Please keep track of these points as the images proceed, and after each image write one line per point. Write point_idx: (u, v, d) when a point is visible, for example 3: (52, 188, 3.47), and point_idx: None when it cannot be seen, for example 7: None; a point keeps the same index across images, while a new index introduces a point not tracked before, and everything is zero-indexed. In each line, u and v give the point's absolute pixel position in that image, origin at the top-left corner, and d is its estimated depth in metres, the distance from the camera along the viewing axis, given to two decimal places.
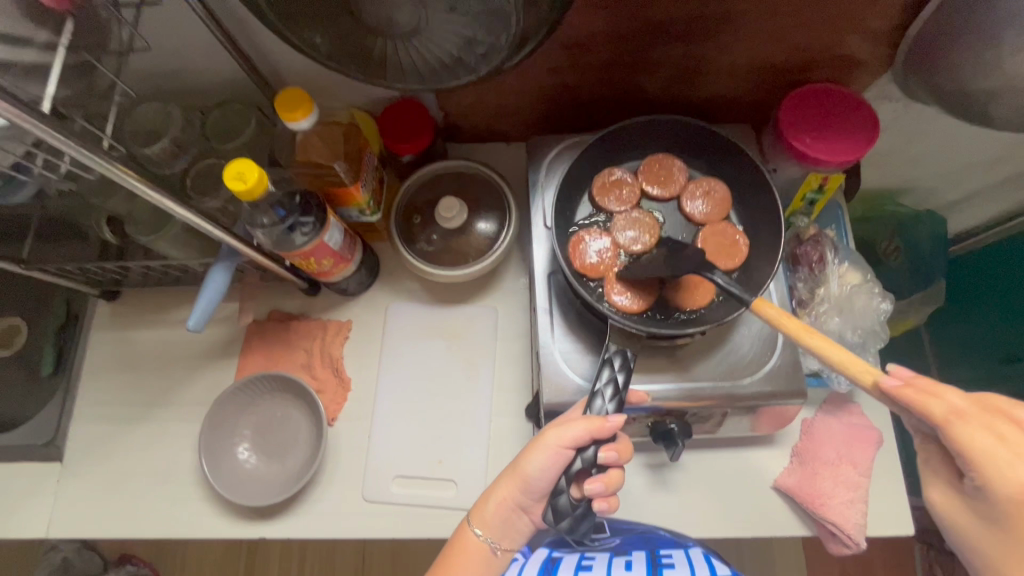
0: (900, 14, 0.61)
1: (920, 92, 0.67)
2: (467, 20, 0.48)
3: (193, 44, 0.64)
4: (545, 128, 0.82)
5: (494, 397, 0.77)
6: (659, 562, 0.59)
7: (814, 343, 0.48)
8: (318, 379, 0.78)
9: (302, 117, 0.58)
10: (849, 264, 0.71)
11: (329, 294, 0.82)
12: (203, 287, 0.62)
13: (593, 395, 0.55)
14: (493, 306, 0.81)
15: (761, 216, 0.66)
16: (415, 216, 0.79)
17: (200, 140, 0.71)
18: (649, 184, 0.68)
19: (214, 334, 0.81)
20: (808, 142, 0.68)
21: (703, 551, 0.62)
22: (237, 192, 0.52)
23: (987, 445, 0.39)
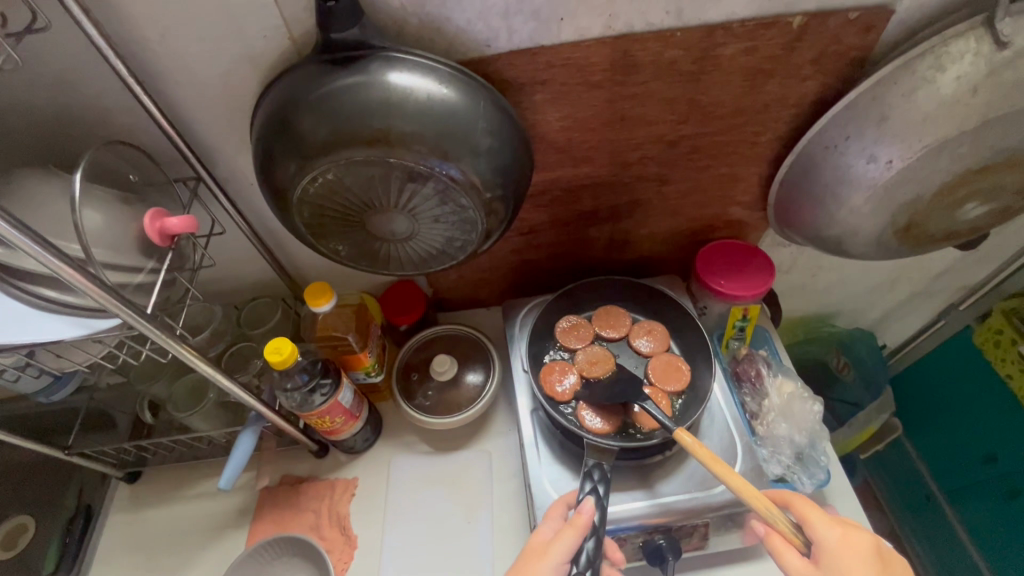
0: (760, 191, 0.84)
1: (796, 239, 0.88)
2: (448, 227, 0.66)
3: (240, 258, 0.84)
4: (517, 292, 1.00)
5: (495, 538, 0.81)
6: None
7: (722, 471, 0.61)
8: (327, 538, 0.83)
9: (325, 302, 0.74)
10: (783, 376, 0.84)
11: (337, 454, 0.91)
12: (234, 448, 0.73)
13: (579, 506, 0.64)
14: (487, 450, 0.89)
15: (697, 344, 0.80)
16: (413, 374, 0.92)
17: (234, 329, 0.87)
18: (602, 327, 0.83)
19: (229, 504, 0.87)
20: (723, 283, 0.86)
21: None
22: (273, 362, 0.66)
23: (813, 512, 0.61)
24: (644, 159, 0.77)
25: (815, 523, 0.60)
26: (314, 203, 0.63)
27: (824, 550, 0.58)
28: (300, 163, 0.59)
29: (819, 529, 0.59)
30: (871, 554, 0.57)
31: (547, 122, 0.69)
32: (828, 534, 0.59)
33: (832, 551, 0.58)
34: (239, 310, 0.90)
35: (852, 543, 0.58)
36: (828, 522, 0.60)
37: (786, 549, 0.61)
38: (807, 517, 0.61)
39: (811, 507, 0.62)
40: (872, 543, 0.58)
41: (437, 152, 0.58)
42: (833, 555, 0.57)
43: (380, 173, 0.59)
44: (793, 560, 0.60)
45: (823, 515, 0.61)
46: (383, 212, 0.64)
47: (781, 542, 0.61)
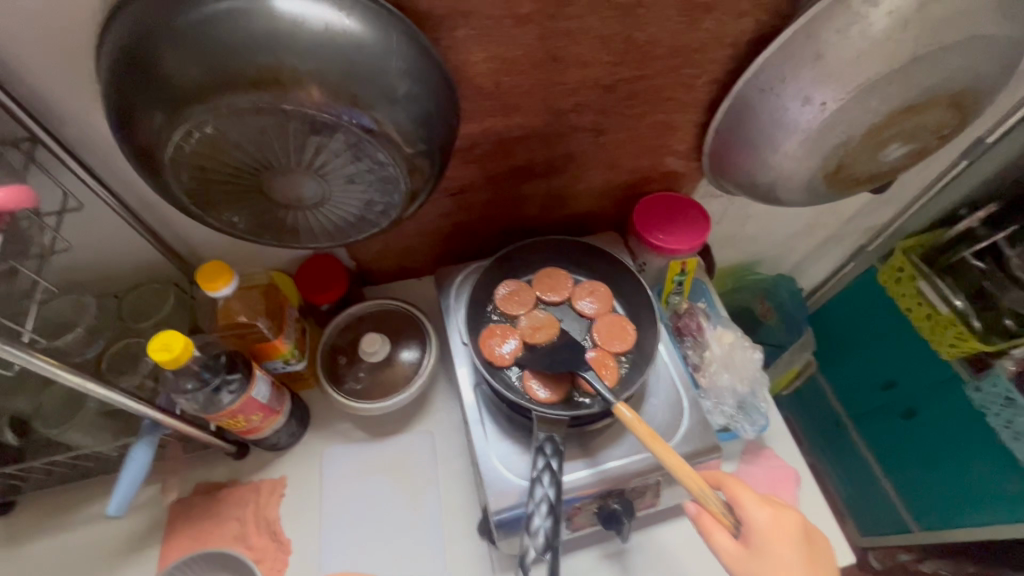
0: (694, 139, 0.82)
1: (728, 188, 0.87)
2: (365, 188, 0.57)
3: (112, 237, 0.69)
4: (449, 259, 0.93)
5: (445, 522, 0.77)
6: None
7: (661, 450, 0.61)
8: (256, 548, 0.74)
9: (222, 285, 0.63)
10: (722, 327, 0.84)
11: (259, 453, 0.81)
12: (125, 466, 0.61)
13: (534, 483, 0.60)
14: (429, 431, 0.83)
15: (640, 302, 0.78)
16: (340, 358, 0.83)
17: (114, 323, 0.74)
18: (542, 292, 0.79)
19: (133, 524, 0.75)
20: (661, 237, 0.83)
21: None
22: (162, 362, 0.55)
23: (745, 495, 0.61)
24: (580, 106, 0.71)
25: (746, 504, 0.61)
26: (192, 164, 0.51)
27: (756, 531, 0.59)
28: (167, 113, 0.47)
29: (749, 510, 0.60)
30: (797, 533, 0.59)
31: (473, 63, 0.61)
32: (760, 514, 0.60)
33: (763, 532, 0.59)
34: (121, 299, 0.76)
35: (782, 523, 0.59)
36: (759, 502, 0.60)
37: (715, 529, 0.61)
38: (739, 500, 0.61)
39: (742, 488, 0.62)
40: (799, 521, 0.60)
41: (346, 98, 0.48)
42: (763, 535, 0.59)
43: (273, 124, 0.49)
44: (723, 540, 0.60)
45: (754, 496, 0.61)
46: (284, 172, 0.54)
47: (711, 520, 0.61)
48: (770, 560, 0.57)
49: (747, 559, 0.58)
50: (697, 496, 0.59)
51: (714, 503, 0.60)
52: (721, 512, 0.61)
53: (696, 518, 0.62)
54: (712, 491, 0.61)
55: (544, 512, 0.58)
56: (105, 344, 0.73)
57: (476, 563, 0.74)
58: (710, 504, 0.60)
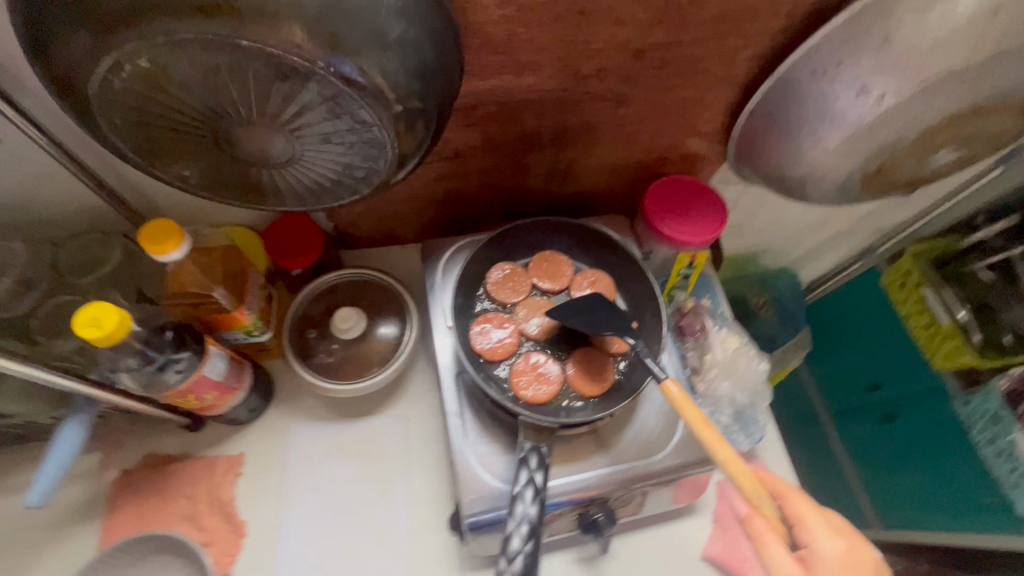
0: (724, 121, 0.73)
1: (750, 177, 0.79)
2: (344, 149, 0.48)
3: (40, 176, 0.60)
4: (437, 229, 0.84)
5: (412, 514, 0.72)
6: None
7: (711, 438, 0.55)
8: (206, 529, 0.68)
9: (172, 249, 0.54)
10: (727, 330, 0.78)
11: (215, 426, 0.74)
12: (52, 447, 0.54)
13: (515, 500, 0.55)
14: (404, 415, 0.77)
15: (643, 298, 0.71)
16: (310, 330, 0.76)
17: (50, 275, 0.64)
18: (539, 278, 0.72)
19: (70, 496, 0.69)
20: (674, 227, 0.75)
21: None
22: (93, 340, 0.47)
23: (815, 519, 0.56)
24: (602, 71, 0.61)
25: (816, 531, 0.55)
26: (127, 103, 0.42)
27: (823, 560, 0.53)
28: (89, 35, 0.37)
29: (817, 537, 0.55)
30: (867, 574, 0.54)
31: (483, 8, 0.51)
32: (829, 542, 0.54)
33: (833, 564, 0.53)
34: (58, 247, 0.66)
35: (853, 556, 0.54)
36: (832, 532, 0.55)
37: (770, 538, 0.54)
38: (806, 522, 0.56)
39: (810, 510, 0.56)
40: (871, 562, 0.55)
41: (322, 38, 0.39)
42: (830, 567, 0.53)
43: (228, 63, 0.39)
44: (776, 552, 0.54)
45: (826, 523, 0.55)
46: (244, 123, 0.45)
47: (764, 527, 0.55)
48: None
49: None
50: (750, 497, 0.54)
51: (769, 508, 0.54)
52: (776, 520, 0.55)
53: (747, 521, 0.55)
54: (769, 496, 0.55)
55: (523, 533, 0.54)
56: (40, 298, 0.63)
57: (442, 559, 0.70)
58: (765, 509, 0.54)
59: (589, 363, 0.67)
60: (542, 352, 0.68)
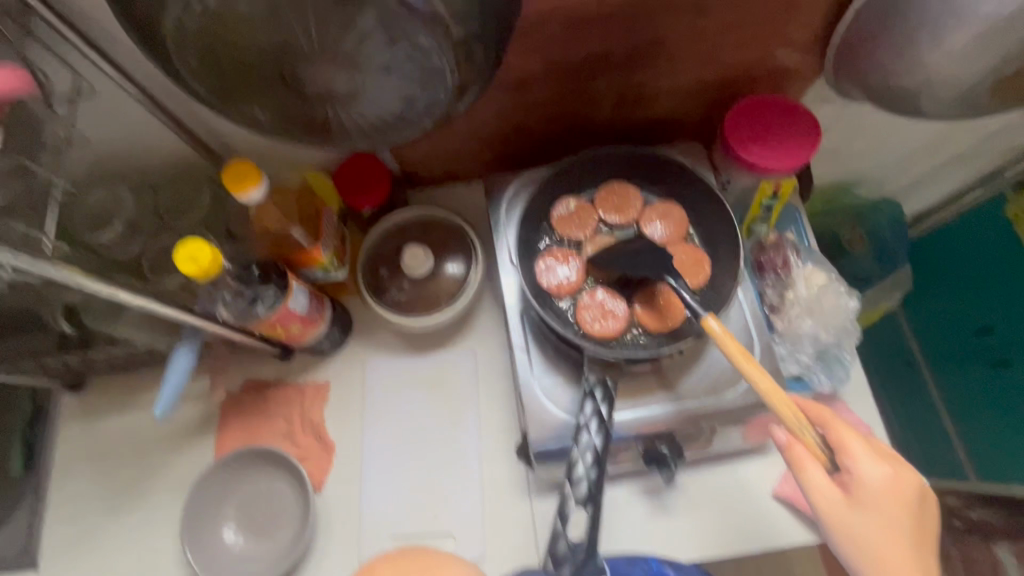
0: (823, 26, 0.63)
1: (851, 91, 0.70)
2: (405, 80, 0.47)
3: (138, 123, 0.65)
4: (502, 164, 0.83)
5: (482, 442, 0.76)
6: None
7: (752, 370, 0.51)
8: (301, 446, 0.76)
9: (253, 188, 0.57)
10: (813, 266, 0.72)
11: (303, 356, 0.81)
12: (168, 370, 0.60)
13: (580, 430, 0.56)
14: (472, 349, 0.80)
15: (719, 230, 0.67)
16: (382, 268, 0.79)
17: (153, 219, 0.71)
18: (606, 211, 0.69)
19: (188, 412, 0.79)
20: (757, 153, 0.69)
21: None
22: (191, 274, 0.51)
23: (858, 445, 0.51)
24: None
25: (857, 456, 0.50)
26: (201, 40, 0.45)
27: (864, 486, 0.49)
28: None
29: (859, 464, 0.50)
30: (913, 500, 0.50)
31: None
32: (873, 470, 0.49)
33: (875, 490, 0.49)
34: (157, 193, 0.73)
35: (898, 482, 0.49)
36: (876, 458, 0.50)
37: (809, 463, 0.51)
38: (848, 448, 0.51)
39: (853, 436, 0.51)
40: (920, 489, 0.50)
41: None
42: (873, 492, 0.49)
43: None
44: (815, 476, 0.50)
45: (869, 449, 0.51)
46: (308, 55, 0.46)
47: (805, 454, 0.51)
48: (871, 519, 0.49)
49: (841, 507, 0.49)
50: (789, 427, 0.50)
51: (810, 435, 0.50)
52: (817, 447, 0.51)
53: (785, 448, 0.52)
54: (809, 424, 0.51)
55: (588, 460, 0.55)
56: (147, 240, 0.70)
57: (510, 484, 0.74)
58: (807, 436, 0.50)
59: (657, 298, 0.65)
60: (606, 288, 0.66)
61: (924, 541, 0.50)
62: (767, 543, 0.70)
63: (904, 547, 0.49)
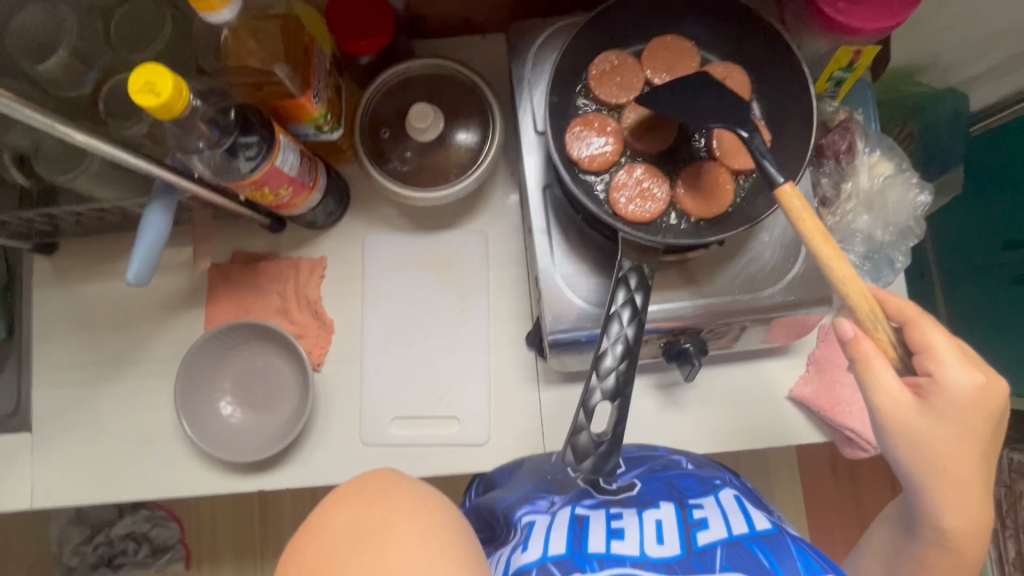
0: None
1: None
2: None
3: None
4: (529, 10, 0.69)
5: (492, 328, 0.71)
6: (690, 522, 0.51)
7: (829, 253, 0.43)
8: (298, 323, 0.71)
9: (222, 6, 0.45)
10: (880, 153, 0.63)
11: (296, 229, 0.73)
12: (140, 231, 0.52)
13: (610, 319, 0.50)
14: (483, 229, 0.73)
15: (784, 103, 0.57)
16: (384, 131, 0.68)
17: (108, 52, 0.59)
18: (655, 71, 0.58)
19: (174, 283, 0.73)
20: (843, 8, 0.56)
21: (732, 491, 0.56)
22: (152, 109, 0.41)
23: (947, 347, 0.45)
24: None
25: (945, 360, 0.45)
26: None
27: (946, 392, 0.44)
28: None
29: (946, 368, 0.44)
30: (995, 408, 0.45)
31: None
32: (962, 376, 0.44)
33: (959, 398, 0.44)
34: (108, 18, 0.60)
35: (984, 393, 0.44)
36: (967, 364, 0.44)
37: (878, 362, 0.45)
38: (934, 350, 0.45)
39: (941, 336, 0.46)
40: (1004, 399, 0.46)
41: None
42: (955, 400, 0.44)
43: None
44: (884, 376, 0.45)
45: (959, 353, 0.45)
46: None
47: (874, 350, 0.45)
48: (945, 425, 0.45)
49: (912, 411, 0.45)
50: (862, 321, 0.44)
51: (883, 330, 0.45)
52: (886, 343, 0.46)
53: (851, 344, 0.45)
54: (883, 319, 0.46)
55: (618, 353, 0.50)
56: (101, 77, 0.59)
57: (519, 371, 0.70)
58: (879, 331, 0.45)
59: (704, 180, 0.56)
60: (645, 166, 0.57)
61: (990, 450, 0.47)
62: (775, 440, 0.69)
63: (971, 454, 0.46)
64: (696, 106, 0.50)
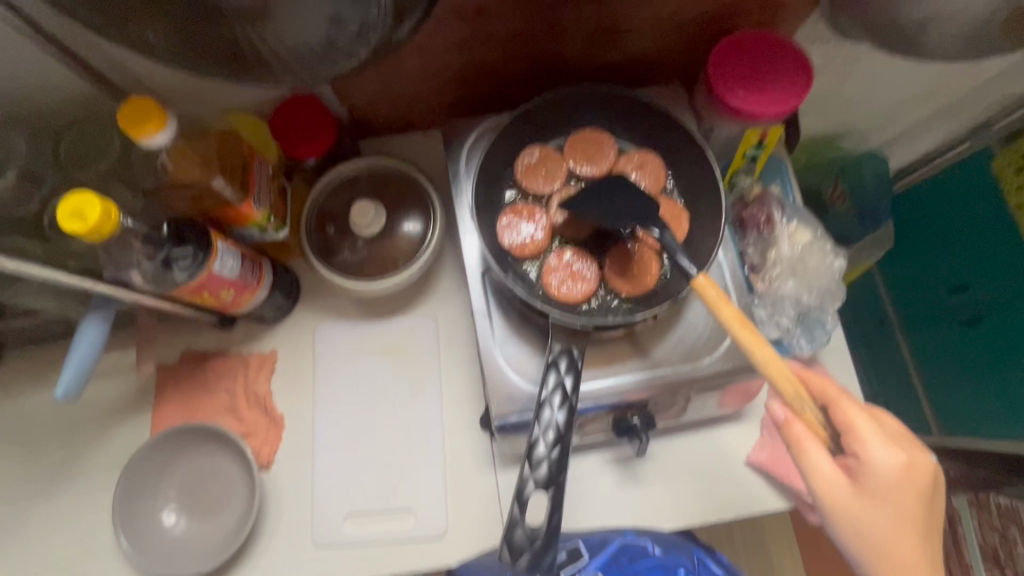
0: None
1: (849, 23, 0.62)
2: None
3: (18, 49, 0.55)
4: (463, 109, 0.74)
5: (445, 413, 0.71)
6: None
7: (747, 338, 0.48)
8: (246, 421, 0.70)
9: (155, 131, 0.48)
10: (798, 222, 0.67)
11: (246, 324, 0.73)
12: (74, 344, 0.53)
13: (541, 406, 0.51)
14: (432, 313, 0.74)
15: (698, 183, 0.61)
16: (330, 226, 0.71)
17: (57, 171, 0.62)
18: (577, 161, 0.62)
19: (120, 387, 0.72)
20: (741, 97, 0.62)
21: None
22: (79, 234, 0.43)
23: (867, 427, 0.46)
24: None
25: (869, 442, 0.46)
26: None
27: (873, 473, 0.46)
28: None
29: (870, 449, 0.46)
30: (925, 486, 0.46)
31: None
32: (885, 456, 0.45)
33: (886, 478, 0.45)
34: (59, 140, 0.63)
35: (910, 471, 0.45)
36: (889, 443, 0.46)
37: (811, 444, 0.47)
38: (856, 431, 0.46)
39: (860, 414, 0.47)
40: (932, 475, 0.46)
41: None
42: (882, 481, 0.45)
43: None
44: (818, 458, 0.47)
45: (881, 432, 0.46)
46: None
47: (805, 432, 0.47)
48: (878, 507, 0.45)
49: (846, 494, 0.46)
50: (789, 403, 0.47)
51: (811, 411, 0.47)
52: (818, 425, 0.48)
53: (784, 426, 0.48)
54: (810, 399, 0.48)
55: (549, 440, 0.50)
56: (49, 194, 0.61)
57: (473, 456, 0.69)
58: (807, 413, 0.47)
59: (632, 259, 0.59)
60: (575, 248, 0.60)
61: (931, 527, 0.47)
62: (739, 511, 0.68)
63: (911, 536, 0.46)
64: (618, 205, 0.56)
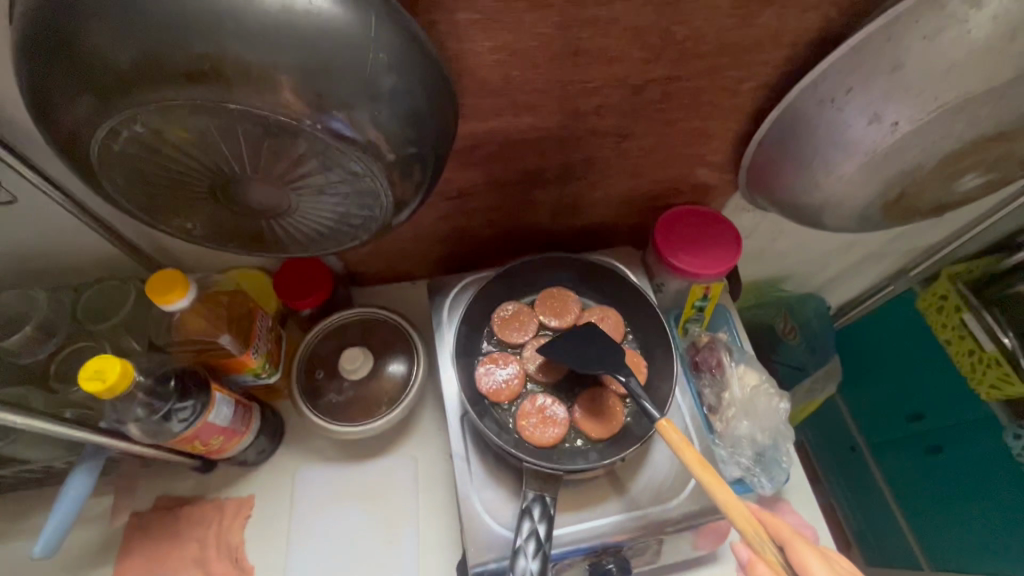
0: (733, 149, 0.71)
1: (764, 203, 0.76)
2: (339, 199, 0.48)
3: (64, 224, 0.64)
4: (447, 265, 0.84)
5: (421, 560, 0.70)
6: None
7: (709, 479, 0.53)
8: (214, 575, 0.68)
9: (177, 298, 0.55)
10: (745, 365, 0.75)
11: (226, 468, 0.74)
12: (61, 498, 0.55)
13: (516, 555, 0.54)
14: (413, 454, 0.76)
15: (652, 334, 0.69)
16: (318, 370, 0.76)
17: (71, 322, 0.67)
18: (546, 315, 0.70)
19: (85, 538, 0.70)
20: (683, 261, 0.73)
21: None
22: (95, 392, 0.48)
23: (819, 567, 0.45)
24: (601, 108, 0.61)
25: None
26: (127, 167, 0.44)
27: None
28: (96, 98, 0.38)
29: None
30: None
31: (475, 54, 0.52)
32: None
33: None
34: (78, 293, 0.69)
35: None
36: None
37: None
38: (809, 572, 0.45)
39: (814, 555, 0.47)
40: None
41: (309, 95, 0.40)
42: None
43: (215, 126, 0.40)
44: None
45: (836, 574, 0.45)
46: (244, 179, 0.46)
47: (768, 573, 0.49)
48: None
49: None
50: (750, 542, 0.50)
51: (770, 551, 0.49)
52: (779, 565, 0.49)
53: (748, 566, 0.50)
54: (773, 540, 0.50)
55: None
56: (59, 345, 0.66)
57: None
58: (767, 552, 0.49)
59: (598, 404, 0.65)
60: (547, 393, 0.66)
61: None
62: None
63: None
64: (588, 354, 0.63)
